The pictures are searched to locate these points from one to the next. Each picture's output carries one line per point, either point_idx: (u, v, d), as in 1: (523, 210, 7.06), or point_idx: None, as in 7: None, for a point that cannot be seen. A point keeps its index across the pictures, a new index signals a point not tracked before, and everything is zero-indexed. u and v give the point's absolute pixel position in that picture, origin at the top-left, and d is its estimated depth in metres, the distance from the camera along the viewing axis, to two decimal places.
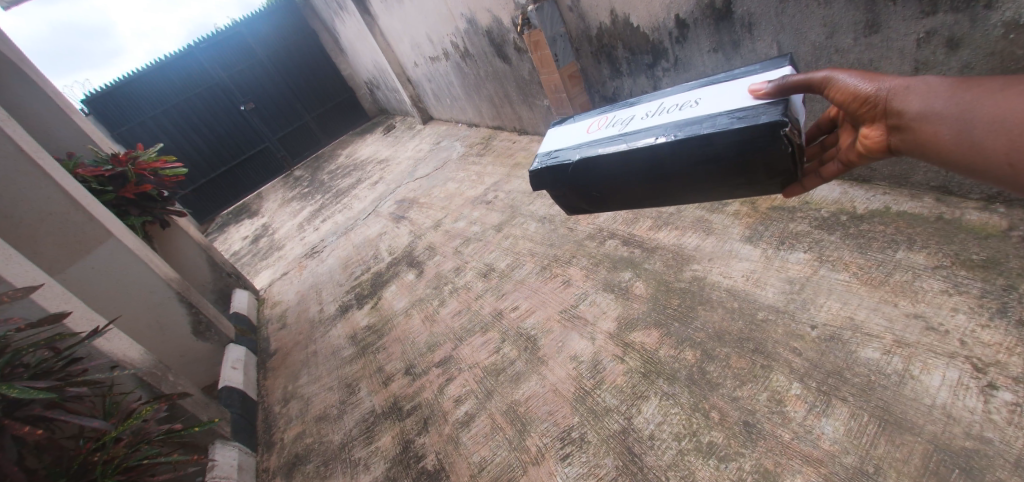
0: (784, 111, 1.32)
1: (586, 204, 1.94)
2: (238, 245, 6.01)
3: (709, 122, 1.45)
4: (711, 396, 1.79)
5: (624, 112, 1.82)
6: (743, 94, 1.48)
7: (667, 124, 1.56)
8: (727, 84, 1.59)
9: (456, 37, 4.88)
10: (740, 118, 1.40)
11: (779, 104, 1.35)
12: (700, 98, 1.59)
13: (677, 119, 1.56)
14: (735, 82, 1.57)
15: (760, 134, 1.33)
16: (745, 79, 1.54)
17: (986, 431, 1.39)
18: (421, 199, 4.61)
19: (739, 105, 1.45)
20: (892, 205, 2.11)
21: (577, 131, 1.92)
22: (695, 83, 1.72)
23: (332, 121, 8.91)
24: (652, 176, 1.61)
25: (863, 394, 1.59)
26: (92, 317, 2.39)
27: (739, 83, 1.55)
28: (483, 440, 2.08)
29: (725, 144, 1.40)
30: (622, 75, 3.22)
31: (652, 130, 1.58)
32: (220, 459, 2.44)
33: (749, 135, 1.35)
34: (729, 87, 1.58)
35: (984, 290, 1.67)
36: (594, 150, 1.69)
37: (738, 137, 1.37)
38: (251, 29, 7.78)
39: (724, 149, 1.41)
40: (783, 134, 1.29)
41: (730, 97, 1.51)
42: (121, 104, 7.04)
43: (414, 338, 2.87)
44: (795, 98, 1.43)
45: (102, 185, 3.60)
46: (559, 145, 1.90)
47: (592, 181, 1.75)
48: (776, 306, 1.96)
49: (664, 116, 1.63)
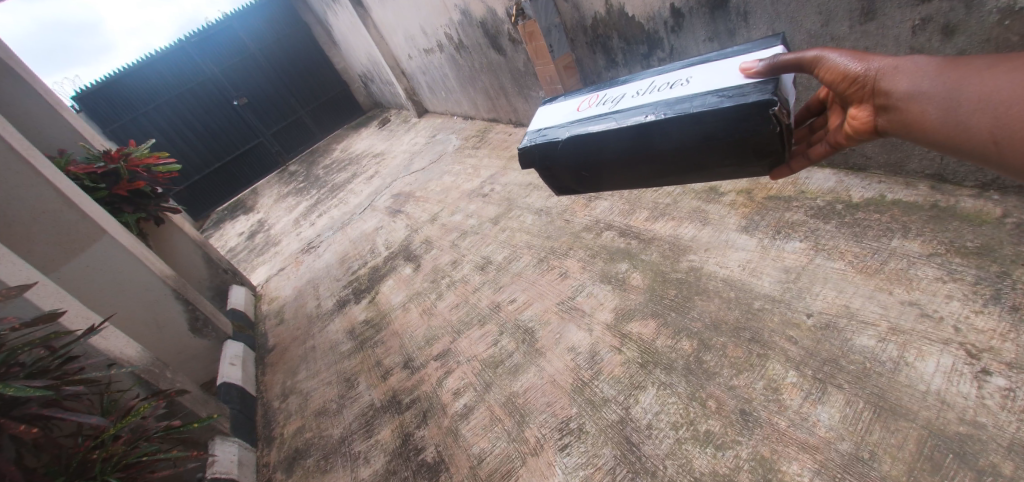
0: (775, 89, 1.32)
1: (577, 185, 1.94)
2: (234, 242, 5.98)
3: (701, 101, 1.45)
4: (708, 385, 1.80)
5: (616, 90, 1.80)
6: (735, 73, 1.47)
7: (658, 102, 1.56)
8: (718, 62, 1.58)
9: (450, 29, 4.84)
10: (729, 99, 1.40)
11: (770, 81, 1.35)
12: (691, 77, 1.58)
13: (668, 98, 1.55)
14: (727, 60, 1.56)
15: (750, 111, 1.32)
16: (738, 57, 1.53)
17: (980, 416, 1.40)
18: (417, 193, 4.59)
19: (730, 83, 1.44)
20: (887, 193, 2.11)
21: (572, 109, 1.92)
22: (686, 62, 1.71)
23: (326, 115, 8.83)
24: (643, 156, 1.60)
25: (859, 382, 1.60)
26: (88, 314, 2.38)
27: (730, 62, 1.54)
28: (482, 432, 2.08)
29: (714, 123, 1.40)
30: (617, 65, 3.20)
31: (644, 108, 1.58)
32: (220, 455, 2.44)
33: (739, 112, 1.34)
34: (721, 66, 1.57)
35: (978, 277, 1.68)
36: (584, 128, 1.68)
37: (729, 115, 1.36)
38: (242, 23, 7.69)
39: (714, 128, 1.41)
40: (772, 113, 1.29)
41: (721, 75, 1.50)
42: (113, 100, 6.96)
43: (412, 331, 2.88)
44: (787, 77, 1.43)
45: (95, 182, 3.55)
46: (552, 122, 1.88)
47: (582, 160, 1.74)
48: (772, 295, 1.97)
49: (655, 94, 1.62)
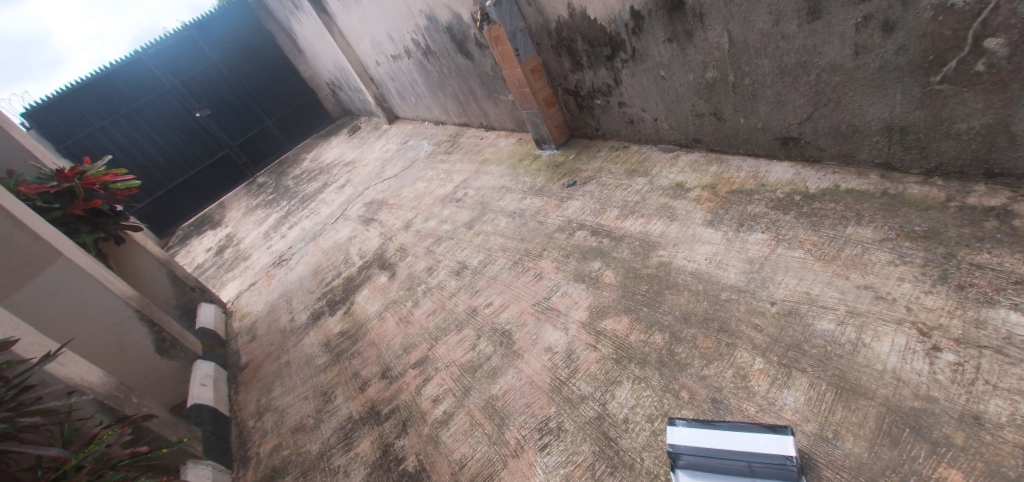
0: (780, 458, 1.43)
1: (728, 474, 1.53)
2: (201, 258, 5.80)
3: (755, 457, 1.47)
4: (681, 376, 1.84)
5: (701, 429, 1.58)
6: (758, 447, 1.48)
7: (735, 454, 1.51)
8: (747, 445, 1.50)
9: (417, 35, 4.82)
10: (765, 469, 1.46)
11: (772, 458, 1.44)
12: (740, 443, 1.51)
13: (725, 463, 1.53)
14: (745, 443, 1.50)
15: (779, 472, 1.44)
16: (742, 447, 1.50)
17: (932, 391, 1.47)
18: (390, 200, 4.55)
19: (751, 448, 1.49)
20: (841, 183, 2.21)
21: (692, 445, 1.55)
22: (739, 453, 1.50)
23: (294, 125, 8.65)
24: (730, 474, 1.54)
25: (821, 364, 1.67)
26: (43, 342, 2.27)
27: (747, 444, 1.50)
28: (462, 438, 2.08)
29: (757, 471, 1.49)
30: (583, 67, 3.25)
31: (742, 459, 1.50)
32: (194, 479, 2.35)
33: (766, 471, 1.47)
34: (758, 442, 1.49)
35: (927, 259, 1.77)
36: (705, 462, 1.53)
37: (769, 473, 1.46)
38: (202, 32, 7.52)
39: (758, 471, 1.48)
40: (790, 466, 1.42)
41: (751, 444, 1.50)
42: (67, 116, 6.60)
43: (389, 341, 2.84)
44: (762, 442, 1.48)
45: (48, 203, 3.36)
46: (668, 437, 1.61)
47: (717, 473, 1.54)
48: (737, 285, 2.04)
49: (723, 444, 1.53)
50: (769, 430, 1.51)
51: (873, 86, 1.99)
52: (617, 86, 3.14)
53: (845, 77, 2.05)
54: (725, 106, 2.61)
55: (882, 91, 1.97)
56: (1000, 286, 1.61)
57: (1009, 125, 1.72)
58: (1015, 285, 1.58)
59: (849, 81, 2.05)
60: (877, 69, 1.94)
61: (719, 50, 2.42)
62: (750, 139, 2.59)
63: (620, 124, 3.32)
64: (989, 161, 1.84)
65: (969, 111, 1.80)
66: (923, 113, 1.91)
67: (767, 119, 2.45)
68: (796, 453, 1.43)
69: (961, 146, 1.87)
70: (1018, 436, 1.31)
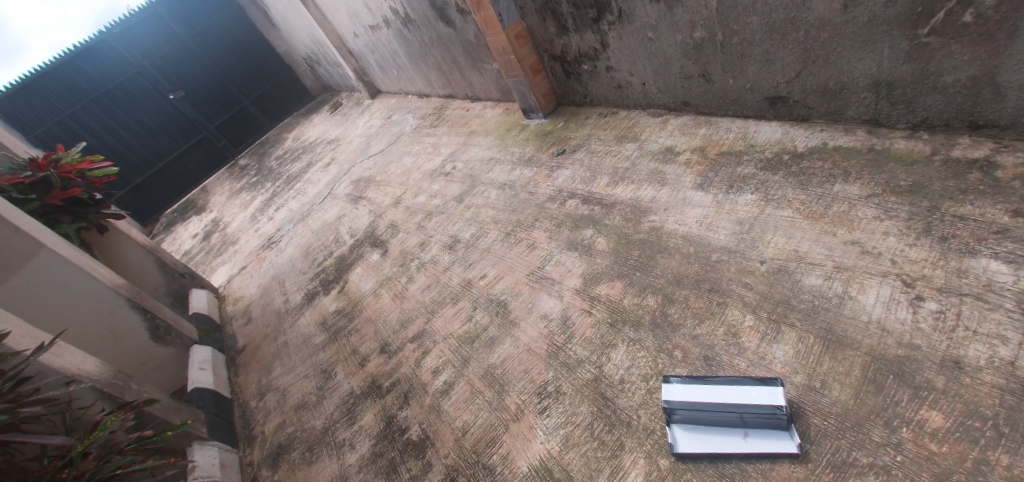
0: (772, 408, 1.49)
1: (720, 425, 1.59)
2: (189, 244, 5.71)
3: (747, 409, 1.52)
4: (674, 337, 1.89)
5: (694, 386, 1.64)
6: (750, 400, 1.53)
7: (728, 408, 1.55)
8: (738, 398, 1.56)
9: (396, 3, 4.66)
10: (756, 420, 1.52)
11: (765, 409, 1.49)
12: (733, 397, 1.56)
13: (718, 416, 1.58)
14: (736, 397, 1.56)
15: (771, 420, 1.50)
16: (733, 400, 1.56)
17: (915, 339, 1.53)
18: (378, 177, 4.48)
19: (744, 400, 1.54)
20: (828, 141, 2.22)
21: (685, 400, 1.61)
22: (732, 406, 1.55)
23: (273, 104, 8.42)
24: (722, 426, 1.59)
25: (809, 318, 1.72)
26: (36, 335, 2.25)
27: (737, 397, 1.56)
28: (464, 405, 2.13)
29: (750, 421, 1.54)
30: (568, 31, 3.18)
31: (735, 412, 1.55)
32: (201, 460, 2.38)
33: (758, 420, 1.52)
34: (750, 395, 1.55)
35: (911, 213, 1.80)
36: (700, 417, 1.58)
37: (761, 422, 1.52)
38: (168, 9, 7.20)
39: (750, 422, 1.54)
40: (782, 416, 1.48)
41: (743, 397, 1.55)
42: (34, 103, 6.35)
43: (386, 316, 2.87)
44: (754, 394, 1.54)
45: (25, 194, 3.25)
46: (663, 394, 1.66)
47: (711, 426, 1.59)
48: (728, 246, 2.07)
49: (716, 398, 1.58)
50: (760, 383, 1.56)
51: (861, 41, 1.97)
52: (603, 51, 3.08)
53: (833, 32, 2.03)
54: (713, 67, 2.58)
55: (869, 46, 1.96)
56: (982, 236, 1.65)
57: (994, 76, 1.73)
58: (997, 235, 1.62)
59: (838, 37, 2.03)
60: (866, 23, 1.92)
61: (706, 9, 2.38)
62: (739, 100, 2.58)
63: (607, 89, 3.28)
64: (973, 113, 1.85)
65: (956, 64, 1.80)
66: (910, 67, 1.91)
67: (755, 78, 2.44)
68: (786, 403, 1.49)
69: (947, 99, 1.88)
70: (996, 378, 1.38)
